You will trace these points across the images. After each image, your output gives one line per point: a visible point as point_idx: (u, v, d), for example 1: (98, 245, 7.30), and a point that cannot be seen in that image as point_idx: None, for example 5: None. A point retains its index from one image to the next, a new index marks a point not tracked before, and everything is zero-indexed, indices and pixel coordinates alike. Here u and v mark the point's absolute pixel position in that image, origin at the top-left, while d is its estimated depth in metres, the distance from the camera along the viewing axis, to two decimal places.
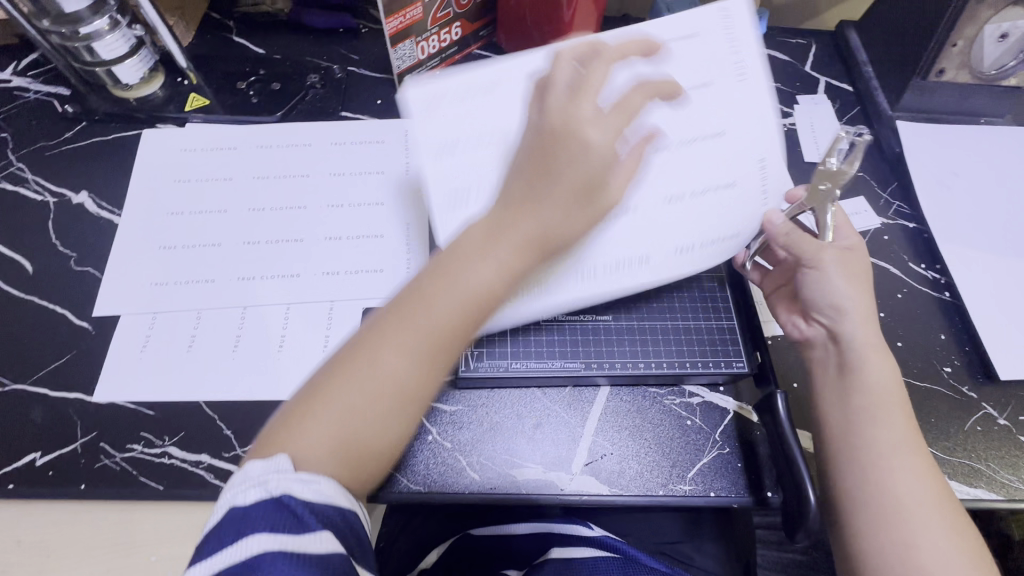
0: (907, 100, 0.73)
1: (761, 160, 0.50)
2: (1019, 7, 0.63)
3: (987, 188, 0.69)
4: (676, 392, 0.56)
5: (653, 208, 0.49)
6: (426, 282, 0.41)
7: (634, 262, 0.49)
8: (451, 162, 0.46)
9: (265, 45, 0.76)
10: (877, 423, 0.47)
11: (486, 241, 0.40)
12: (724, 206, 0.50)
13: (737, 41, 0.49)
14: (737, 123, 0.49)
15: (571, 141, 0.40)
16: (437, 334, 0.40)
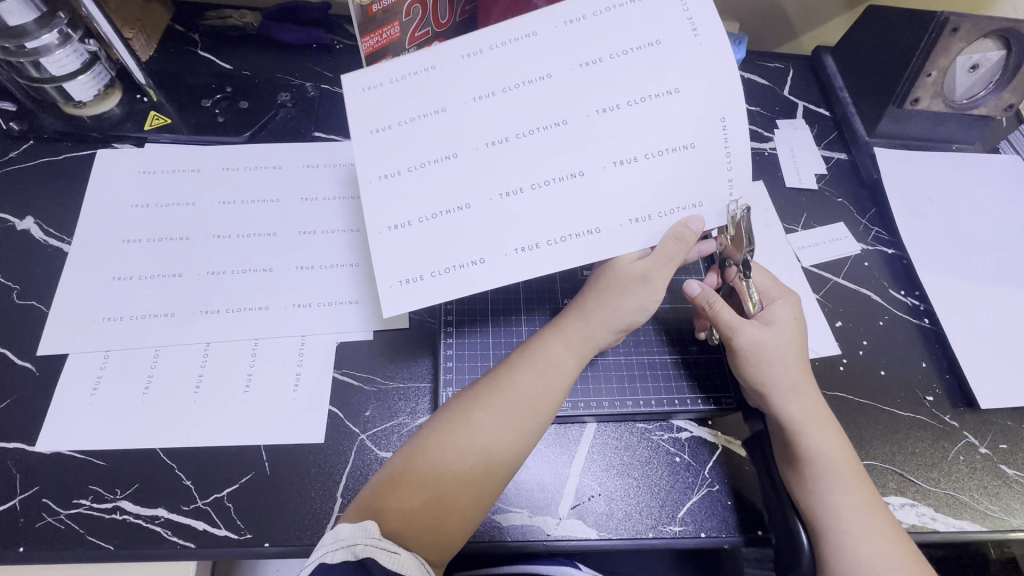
0: (884, 126, 0.73)
1: (721, 116, 0.44)
2: (988, 39, 0.66)
3: (961, 214, 0.70)
4: (665, 427, 0.54)
5: (606, 179, 0.44)
6: (511, 363, 0.47)
7: (564, 223, 0.44)
8: (397, 193, 0.42)
9: (233, 60, 0.72)
10: (847, 506, 0.45)
11: (548, 337, 0.49)
12: (694, 178, 0.45)
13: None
14: (688, 70, 0.44)
15: (628, 285, 0.47)
16: (531, 409, 0.45)
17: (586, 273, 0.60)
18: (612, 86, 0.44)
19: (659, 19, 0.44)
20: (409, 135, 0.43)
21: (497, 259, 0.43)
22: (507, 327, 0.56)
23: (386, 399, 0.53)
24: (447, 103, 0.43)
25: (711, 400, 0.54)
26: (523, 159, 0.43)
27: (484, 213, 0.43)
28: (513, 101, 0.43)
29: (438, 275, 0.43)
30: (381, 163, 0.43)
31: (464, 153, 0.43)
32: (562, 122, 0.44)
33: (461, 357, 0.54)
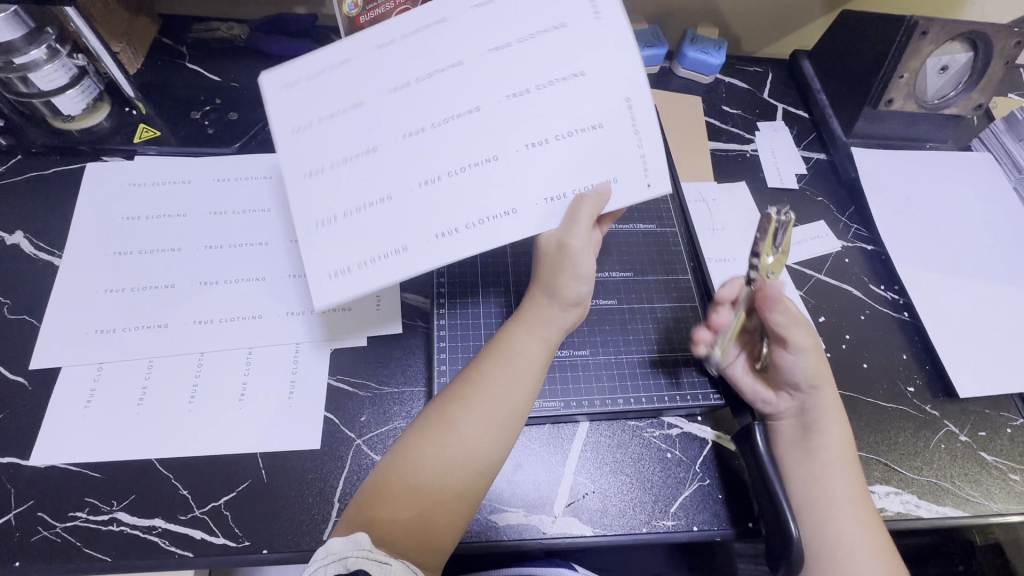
0: (861, 126, 0.76)
1: (626, 97, 0.46)
2: (955, 42, 0.68)
3: (936, 211, 0.72)
4: (655, 424, 0.56)
5: (518, 165, 0.45)
6: (480, 361, 0.49)
7: (479, 206, 0.44)
8: (323, 186, 0.43)
9: (221, 72, 0.73)
10: (844, 492, 0.49)
11: (510, 333, 0.50)
12: (603, 159, 0.46)
13: None
14: (593, 61, 0.46)
15: (557, 261, 0.49)
16: (501, 401, 0.47)
17: None
18: (566, 95, 0.45)
19: (555, 14, 0.46)
20: (328, 129, 0.43)
21: (419, 245, 0.43)
22: (499, 326, 0.56)
23: (380, 404, 0.54)
24: (363, 96, 0.43)
25: (702, 396, 0.56)
26: (437, 148, 0.44)
27: (405, 204, 0.43)
28: (430, 92, 0.44)
29: (362, 266, 0.43)
30: (303, 159, 0.43)
31: (387, 145, 0.43)
32: (477, 107, 0.44)
33: (454, 362, 0.54)
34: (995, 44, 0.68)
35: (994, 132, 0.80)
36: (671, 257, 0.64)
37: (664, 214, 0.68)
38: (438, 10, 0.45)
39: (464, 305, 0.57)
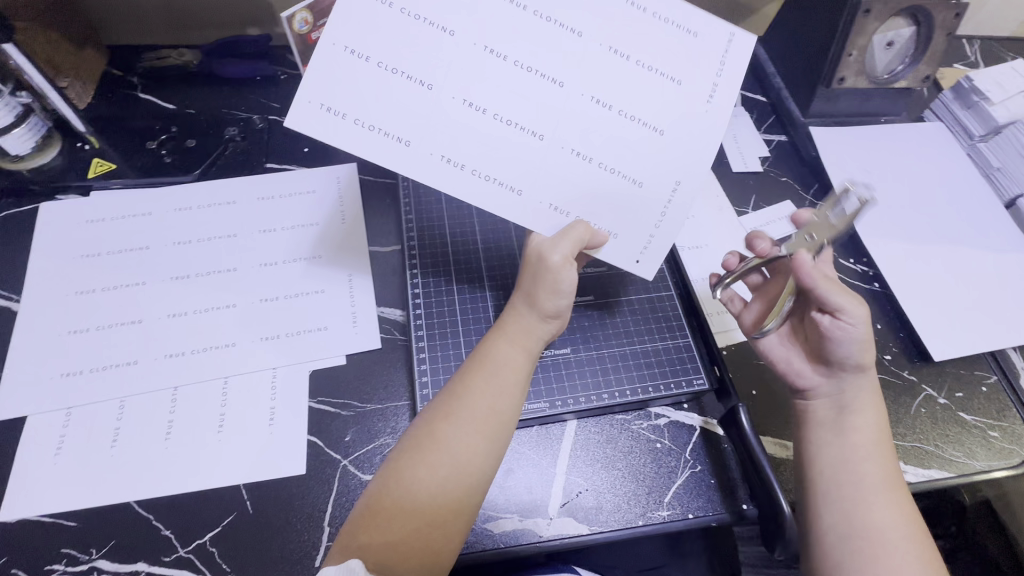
0: (817, 106, 0.77)
1: (677, 181, 0.49)
2: (899, 18, 0.70)
3: (895, 183, 0.74)
4: (643, 416, 0.56)
5: (553, 157, 0.46)
6: (464, 371, 0.48)
7: (488, 156, 0.46)
8: (370, 11, 0.41)
9: (175, 99, 0.71)
10: (875, 478, 0.48)
11: (493, 341, 0.50)
12: (625, 211, 0.50)
13: (728, 65, 0.47)
14: (679, 119, 0.47)
15: (539, 272, 0.49)
16: (491, 409, 0.46)
17: None
18: (621, 133, 0.47)
19: (701, 63, 0.47)
20: (400, 31, 0.42)
21: (422, 147, 0.44)
22: (478, 331, 0.56)
23: (364, 422, 0.53)
24: (455, 26, 0.43)
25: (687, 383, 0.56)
26: (492, 83, 0.44)
27: (422, 145, 0.44)
28: (533, 27, 0.44)
29: (361, 120, 0.43)
30: (364, 35, 0.41)
31: (461, 39, 0.43)
32: (559, 83, 0.45)
33: (435, 372, 0.53)
34: (936, 18, 0.70)
35: (944, 102, 0.82)
36: None
37: None
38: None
39: (441, 314, 0.57)
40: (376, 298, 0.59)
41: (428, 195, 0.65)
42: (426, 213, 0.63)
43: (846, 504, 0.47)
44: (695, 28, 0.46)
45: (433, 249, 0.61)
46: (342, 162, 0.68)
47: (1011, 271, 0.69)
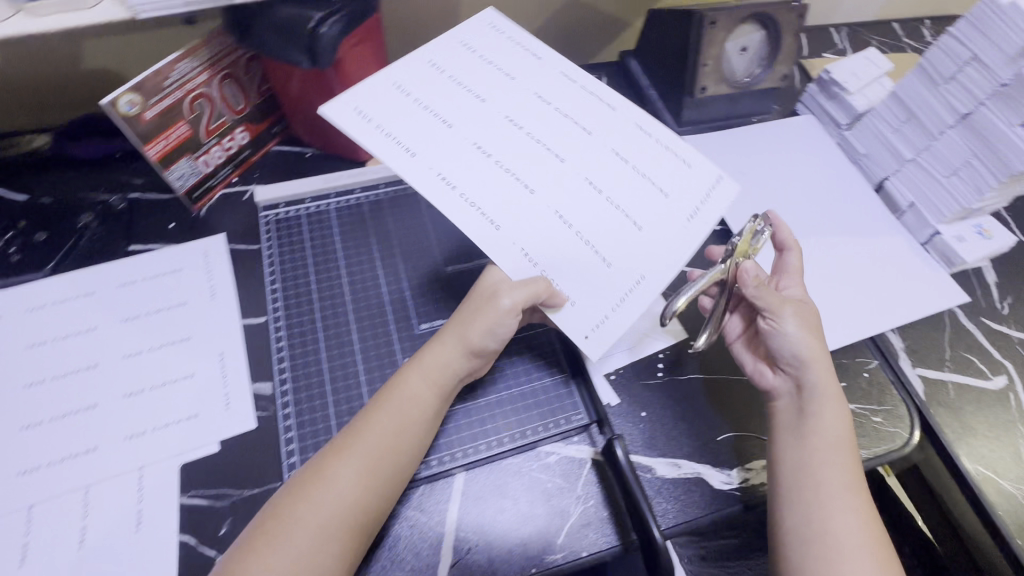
0: (688, 114, 0.79)
1: (641, 274, 0.55)
2: (747, 24, 0.73)
3: (765, 182, 0.78)
4: (533, 456, 0.55)
5: (534, 214, 0.56)
6: (370, 407, 0.51)
7: (475, 187, 0.56)
8: (429, 80, 0.61)
9: (27, 188, 0.68)
10: (833, 476, 0.51)
11: (404, 377, 0.53)
12: (586, 286, 0.55)
13: (708, 203, 0.58)
14: (657, 222, 0.57)
15: (486, 309, 0.54)
16: (388, 445, 0.49)
17: (421, 328, 0.58)
18: (595, 213, 0.57)
19: (685, 196, 0.59)
20: (492, 90, 0.61)
21: (423, 162, 0.56)
22: (348, 400, 0.54)
23: (242, 511, 0.50)
24: (531, 91, 0.62)
25: (571, 419, 0.57)
26: (519, 145, 0.59)
27: (427, 160, 0.56)
28: (555, 119, 0.61)
29: (384, 128, 0.57)
30: (439, 86, 0.60)
31: (492, 108, 0.60)
32: (562, 160, 0.58)
33: (305, 450, 0.52)
34: (782, 22, 0.73)
35: (811, 95, 0.86)
36: None
37: None
38: (620, 105, 0.63)
39: (310, 385, 0.55)
40: (251, 373, 0.57)
41: (293, 253, 0.62)
42: (294, 272, 0.61)
43: (802, 503, 0.50)
44: (691, 161, 0.60)
45: (300, 313, 0.58)
46: (212, 234, 0.66)
47: (880, 254, 0.72)
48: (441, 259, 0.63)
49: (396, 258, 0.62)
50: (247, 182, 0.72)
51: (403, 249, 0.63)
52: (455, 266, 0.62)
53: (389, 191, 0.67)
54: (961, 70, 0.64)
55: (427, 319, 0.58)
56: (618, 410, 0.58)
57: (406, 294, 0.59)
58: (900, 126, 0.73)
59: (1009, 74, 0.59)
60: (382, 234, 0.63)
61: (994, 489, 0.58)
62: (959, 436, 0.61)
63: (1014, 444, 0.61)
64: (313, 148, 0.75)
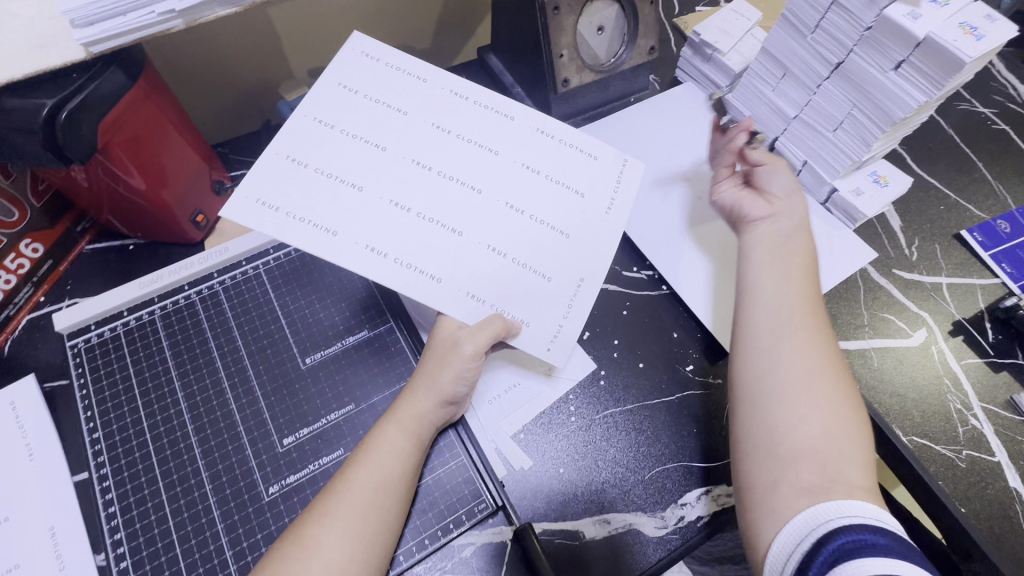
0: (558, 109, 0.70)
1: (580, 277, 0.51)
2: (597, 1, 0.65)
3: (656, 167, 0.71)
4: (447, 555, 0.48)
5: (469, 252, 0.48)
6: (344, 466, 0.44)
7: (400, 242, 0.47)
8: (322, 140, 0.49)
9: None
10: (774, 314, 0.53)
11: (379, 434, 0.45)
12: (538, 303, 0.49)
13: (621, 186, 0.54)
14: (579, 220, 0.52)
15: (448, 360, 0.46)
16: (372, 510, 0.42)
17: (286, 444, 0.48)
18: (523, 230, 0.50)
19: (597, 185, 0.54)
20: (371, 121, 0.51)
21: (346, 236, 0.46)
22: (205, 560, 0.44)
23: None
24: (410, 108, 0.52)
25: (482, 504, 0.50)
26: (425, 184, 0.49)
27: (349, 230, 0.46)
28: (457, 147, 0.51)
29: (294, 213, 0.45)
30: (317, 143, 0.49)
31: (392, 151, 0.50)
32: (477, 189, 0.50)
33: None
34: None
35: (686, 59, 0.79)
36: (391, 360, 0.53)
37: (376, 308, 0.56)
38: (515, 111, 0.55)
39: (155, 554, 0.44)
40: (86, 546, 0.45)
41: (113, 386, 0.50)
42: (117, 410, 0.50)
43: (781, 312, 0.52)
44: (592, 152, 0.55)
45: (132, 461, 0.48)
46: (21, 375, 0.54)
47: None
48: (299, 349, 0.53)
49: (243, 361, 0.52)
50: (60, 297, 0.59)
51: (252, 345, 0.53)
52: (316, 356, 0.53)
53: (226, 279, 0.56)
54: (824, 18, 0.58)
55: (291, 430, 0.49)
56: (533, 474, 0.52)
57: (262, 405, 0.50)
58: (778, 83, 0.68)
59: (871, 17, 0.54)
60: (223, 336, 0.53)
61: (931, 458, 0.56)
62: (889, 407, 0.58)
63: (942, 401, 0.59)
64: (136, 238, 0.63)
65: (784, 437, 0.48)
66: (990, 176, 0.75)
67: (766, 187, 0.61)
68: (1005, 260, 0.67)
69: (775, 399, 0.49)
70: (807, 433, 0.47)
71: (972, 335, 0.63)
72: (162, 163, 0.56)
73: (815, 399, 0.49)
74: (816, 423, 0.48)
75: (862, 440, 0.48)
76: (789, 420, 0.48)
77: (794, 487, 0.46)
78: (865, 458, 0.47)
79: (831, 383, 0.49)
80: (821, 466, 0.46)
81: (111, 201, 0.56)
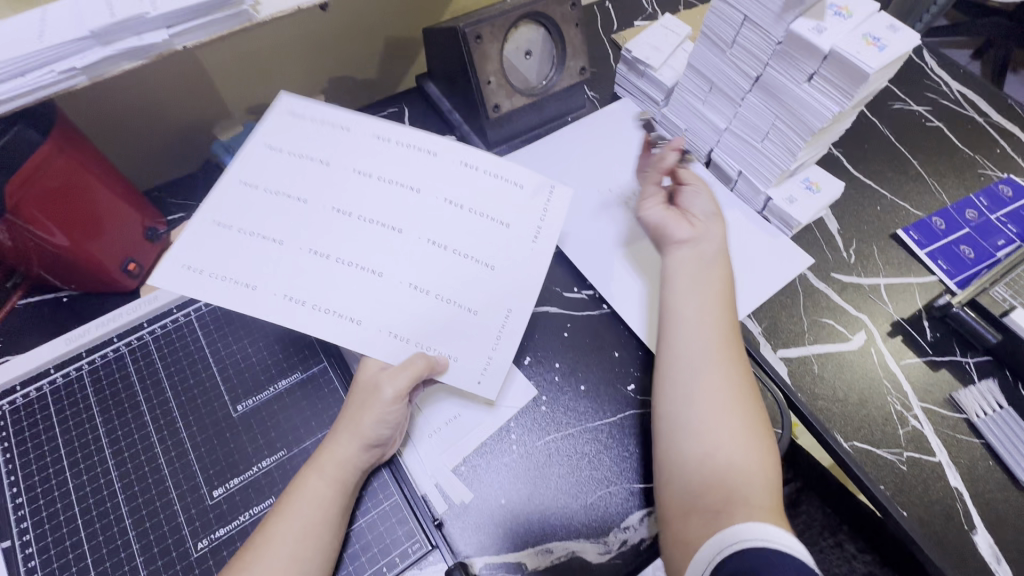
0: (493, 134, 0.71)
1: (507, 308, 0.51)
2: (520, 28, 0.66)
3: (594, 185, 0.71)
4: None
5: (393, 292, 0.49)
6: (267, 518, 0.43)
7: (320, 291, 0.47)
8: (246, 201, 0.49)
9: None
10: (700, 339, 0.53)
11: (304, 482, 0.44)
12: (465, 337, 0.49)
13: (547, 210, 0.54)
14: (505, 252, 0.52)
15: (370, 403, 0.46)
16: (295, 562, 0.41)
17: (215, 496, 0.48)
18: (446, 265, 0.50)
19: (523, 214, 0.54)
20: (294, 175, 0.51)
21: (267, 291, 0.46)
22: None
23: None
24: (333, 158, 0.52)
25: (416, 544, 0.49)
26: (347, 231, 0.50)
27: (268, 285, 0.46)
28: (379, 190, 0.52)
29: (217, 275, 0.46)
30: (241, 204, 0.49)
31: (314, 203, 0.50)
32: (399, 229, 0.51)
33: None
34: (554, 16, 0.67)
35: (623, 75, 0.79)
36: (324, 403, 0.53)
37: (310, 349, 0.55)
38: (439, 148, 0.55)
39: None
40: None
41: (40, 446, 0.50)
42: (45, 471, 0.49)
43: (705, 337, 0.53)
44: (518, 180, 0.55)
45: (58, 523, 0.47)
46: None
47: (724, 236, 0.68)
48: (230, 396, 0.53)
49: (173, 412, 0.51)
50: None
51: (182, 397, 0.52)
52: (247, 402, 0.52)
53: (155, 329, 0.55)
54: (739, 32, 0.59)
55: (221, 481, 0.48)
56: (474, 508, 0.52)
57: (192, 457, 0.49)
58: (707, 96, 0.68)
59: (781, 31, 0.55)
60: (153, 388, 0.52)
61: (873, 461, 0.56)
62: (831, 413, 0.58)
63: (883, 402, 0.59)
64: (69, 290, 0.62)
65: (702, 464, 0.49)
66: (926, 173, 0.76)
67: (688, 208, 0.62)
68: (941, 257, 0.68)
69: (694, 427, 0.50)
70: (726, 460, 0.49)
71: (911, 334, 0.63)
72: (86, 215, 0.55)
73: (733, 425, 0.50)
74: (732, 455, 0.49)
75: (775, 468, 0.50)
76: (704, 452, 0.49)
77: (712, 515, 0.47)
78: (778, 485, 0.49)
79: (749, 409, 0.51)
80: (738, 496, 0.47)
81: (34, 257, 0.55)
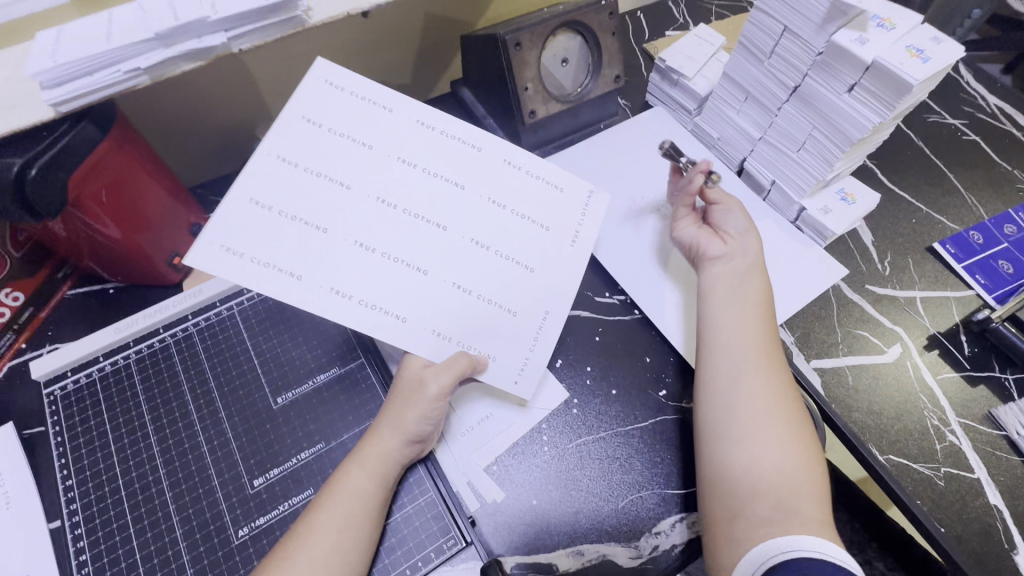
0: (527, 139, 0.72)
1: (545, 310, 0.53)
2: (558, 36, 0.68)
3: (627, 192, 0.72)
4: None
5: (436, 290, 0.50)
6: (310, 507, 0.44)
7: (366, 284, 0.48)
8: (285, 179, 0.48)
9: None
10: (738, 352, 0.54)
11: (346, 474, 0.45)
12: (503, 336, 0.51)
13: (585, 217, 0.57)
14: (544, 256, 0.54)
15: (414, 398, 0.47)
16: (337, 552, 0.42)
17: (255, 485, 0.49)
18: (487, 266, 0.51)
19: (562, 219, 0.56)
20: (336, 158, 0.50)
21: (312, 280, 0.47)
22: None
23: None
24: (376, 142, 0.52)
25: (450, 540, 0.50)
26: (391, 225, 0.50)
27: (314, 274, 0.47)
28: (423, 183, 0.52)
29: (260, 259, 0.46)
30: (281, 184, 0.48)
31: (357, 190, 0.50)
32: (443, 227, 0.52)
33: None
34: (592, 24, 0.68)
35: (655, 84, 0.80)
36: (361, 398, 0.54)
37: (348, 345, 0.57)
38: (482, 141, 0.55)
39: None
40: None
41: (89, 431, 0.51)
42: (93, 455, 0.50)
43: (743, 348, 0.54)
44: (557, 185, 0.56)
45: (105, 506, 0.48)
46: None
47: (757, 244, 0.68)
48: (271, 389, 0.54)
49: (216, 402, 0.53)
50: (39, 342, 0.60)
51: (224, 388, 0.54)
52: (287, 395, 0.53)
53: (200, 321, 0.57)
54: (779, 44, 0.59)
55: (261, 471, 0.50)
56: (507, 507, 0.52)
57: (233, 447, 0.51)
58: (741, 106, 0.69)
59: (823, 42, 0.55)
60: (197, 378, 0.54)
61: (909, 476, 0.55)
62: (865, 425, 0.58)
63: (919, 417, 0.58)
64: (115, 282, 0.64)
65: (741, 472, 0.49)
66: (962, 187, 0.76)
67: (721, 226, 0.62)
68: (979, 272, 0.68)
69: (732, 437, 0.50)
70: (764, 470, 0.49)
71: (947, 349, 0.63)
72: (138, 209, 0.58)
73: (771, 436, 0.50)
74: (771, 465, 0.49)
75: (816, 480, 0.49)
76: (743, 461, 0.49)
77: (751, 522, 0.47)
78: (819, 496, 0.49)
79: (789, 420, 0.51)
80: (778, 505, 0.47)
81: (87, 248, 0.57)
